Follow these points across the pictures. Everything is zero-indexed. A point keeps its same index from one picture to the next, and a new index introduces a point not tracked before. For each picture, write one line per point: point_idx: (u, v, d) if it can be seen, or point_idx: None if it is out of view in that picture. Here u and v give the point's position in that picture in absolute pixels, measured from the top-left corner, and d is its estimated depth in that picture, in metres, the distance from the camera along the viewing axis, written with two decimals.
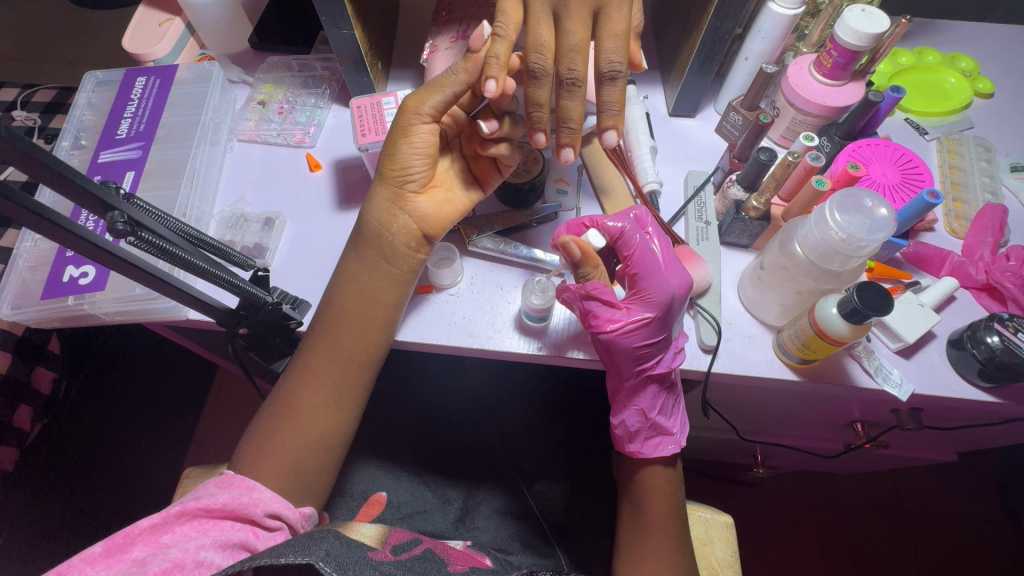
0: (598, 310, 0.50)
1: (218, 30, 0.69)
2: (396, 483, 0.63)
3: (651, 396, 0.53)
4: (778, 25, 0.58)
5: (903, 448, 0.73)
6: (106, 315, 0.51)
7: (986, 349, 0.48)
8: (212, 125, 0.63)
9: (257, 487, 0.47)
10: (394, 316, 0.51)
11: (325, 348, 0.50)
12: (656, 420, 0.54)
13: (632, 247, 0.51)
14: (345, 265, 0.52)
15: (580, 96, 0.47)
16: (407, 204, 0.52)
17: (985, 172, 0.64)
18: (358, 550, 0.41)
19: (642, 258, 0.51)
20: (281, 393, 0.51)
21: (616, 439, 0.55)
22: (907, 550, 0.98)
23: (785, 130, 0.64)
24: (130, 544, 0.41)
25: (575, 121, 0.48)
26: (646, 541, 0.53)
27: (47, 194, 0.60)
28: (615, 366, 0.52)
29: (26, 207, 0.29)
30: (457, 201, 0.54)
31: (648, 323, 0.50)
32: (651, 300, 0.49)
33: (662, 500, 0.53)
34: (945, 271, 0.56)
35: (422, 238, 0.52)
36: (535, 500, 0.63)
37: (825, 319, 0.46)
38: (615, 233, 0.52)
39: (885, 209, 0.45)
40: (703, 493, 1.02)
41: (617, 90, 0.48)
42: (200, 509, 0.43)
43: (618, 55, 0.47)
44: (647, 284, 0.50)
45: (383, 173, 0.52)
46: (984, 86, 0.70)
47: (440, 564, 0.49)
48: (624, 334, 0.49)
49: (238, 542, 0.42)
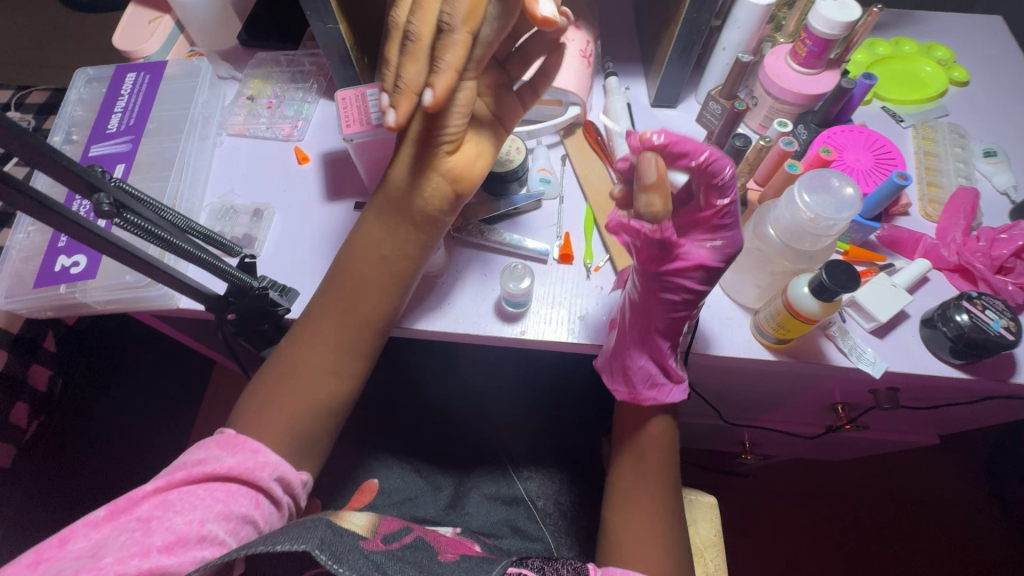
0: (662, 251, 0.45)
1: (206, 27, 0.70)
2: (387, 470, 0.64)
3: (676, 343, 0.52)
4: (753, 16, 0.59)
5: (885, 430, 0.74)
6: (99, 304, 0.52)
7: (956, 326, 0.50)
8: (200, 119, 0.64)
9: (262, 450, 0.47)
10: (408, 285, 0.52)
11: (327, 323, 0.51)
12: (671, 366, 0.54)
13: (727, 195, 0.44)
14: (366, 224, 0.52)
15: (413, 57, 0.44)
16: (439, 165, 0.49)
17: (960, 158, 0.65)
18: (348, 538, 0.42)
19: (733, 212, 0.45)
20: (264, 384, 0.50)
21: (630, 382, 0.55)
22: (897, 536, 0.99)
23: (762, 119, 0.65)
24: (134, 506, 0.42)
25: (410, 82, 0.44)
26: (631, 498, 0.54)
27: (41, 180, 0.62)
28: (654, 309, 0.50)
29: (20, 191, 0.31)
30: (488, 151, 0.51)
31: (709, 271, 0.46)
32: (724, 252, 0.46)
33: (656, 448, 0.56)
34: (919, 253, 0.58)
35: (456, 197, 0.50)
36: (524, 485, 0.64)
37: (796, 299, 0.47)
38: (713, 173, 0.43)
39: (851, 187, 0.46)
40: (693, 481, 1.04)
41: (455, 47, 0.43)
42: (205, 474, 0.44)
43: (452, 6, 0.42)
44: (729, 235, 0.45)
45: (407, 138, 0.50)
46: (959, 74, 0.72)
47: (429, 552, 0.49)
48: (681, 275, 0.46)
49: (241, 514, 0.43)
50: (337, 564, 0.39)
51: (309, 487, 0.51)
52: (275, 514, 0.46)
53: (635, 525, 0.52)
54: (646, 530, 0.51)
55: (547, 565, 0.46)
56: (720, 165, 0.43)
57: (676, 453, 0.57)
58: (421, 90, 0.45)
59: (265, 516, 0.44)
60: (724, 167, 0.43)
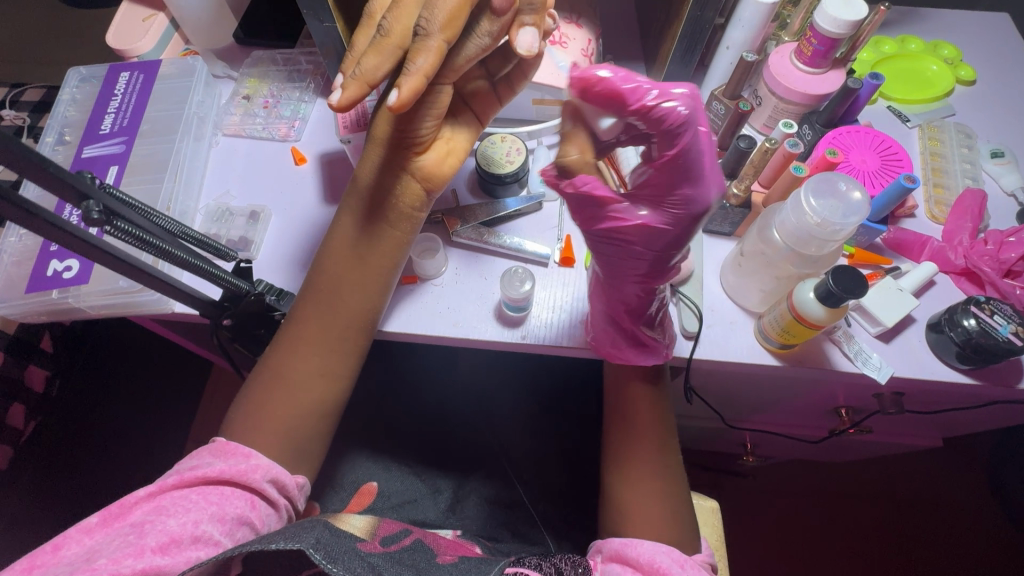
0: (592, 210, 0.41)
1: (202, 25, 0.69)
2: (386, 473, 0.63)
3: (645, 311, 0.49)
4: (757, 14, 0.58)
5: (888, 433, 0.74)
6: (92, 309, 0.51)
7: (963, 331, 0.49)
8: (196, 120, 0.63)
9: (254, 454, 0.46)
10: (387, 281, 0.50)
11: (314, 323, 0.49)
12: (640, 336, 0.51)
13: (678, 144, 0.37)
14: (339, 225, 0.50)
15: (377, 50, 0.41)
16: (410, 165, 0.48)
17: (966, 158, 0.64)
18: (346, 541, 0.40)
19: (683, 164, 0.38)
20: (256, 391, 0.49)
21: (601, 344, 0.52)
22: (898, 537, 0.99)
23: (767, 119, 0.64)
24: (127, 512, 0.41)
25: (368, 73, 0.41)
26: (633, 471, 0.52)
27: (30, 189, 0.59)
28: (618, 275, 0.46)
29: (10, 201, 0.30)
30: (459, 147, 0.50)
31: (654, 233, 0.41)
32: (672, 212, 0.39)
33: (648, 415, 0.54)
34: (925, 256, 0.57)
35: (427, 196, 0.49)
36: (525, 489, 0.63)
37: (802, 303, 0.47)
38: (655, 120, 0.37)
39: (858, 192, 0.46)
40: (694, 482, 1.03)
41: (427, 52, 0.39)
42: (197, 478, 0.43)
43: (430, 12, 0.38)
44: (679, 191, 0.38)
45: (376, 138, 0.48)
46: (966, 73, 0.70)
47: (428, 555, 0.48)
48: (620, 234, 0.41)
49: (236, 515, 0.42)
50: (331, 564, 0.37)
51: (305, 490, 0.49)
52: (272, 515, 0.44)
53: (637, 497, 0.51)
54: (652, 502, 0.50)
55: (544, 562, 0.46)
56: (662, 111, 0.36)
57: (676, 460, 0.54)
58: (377, 85, 0.41)
59: (262, 517, 0.43)
60: (668, 114, 0.36)
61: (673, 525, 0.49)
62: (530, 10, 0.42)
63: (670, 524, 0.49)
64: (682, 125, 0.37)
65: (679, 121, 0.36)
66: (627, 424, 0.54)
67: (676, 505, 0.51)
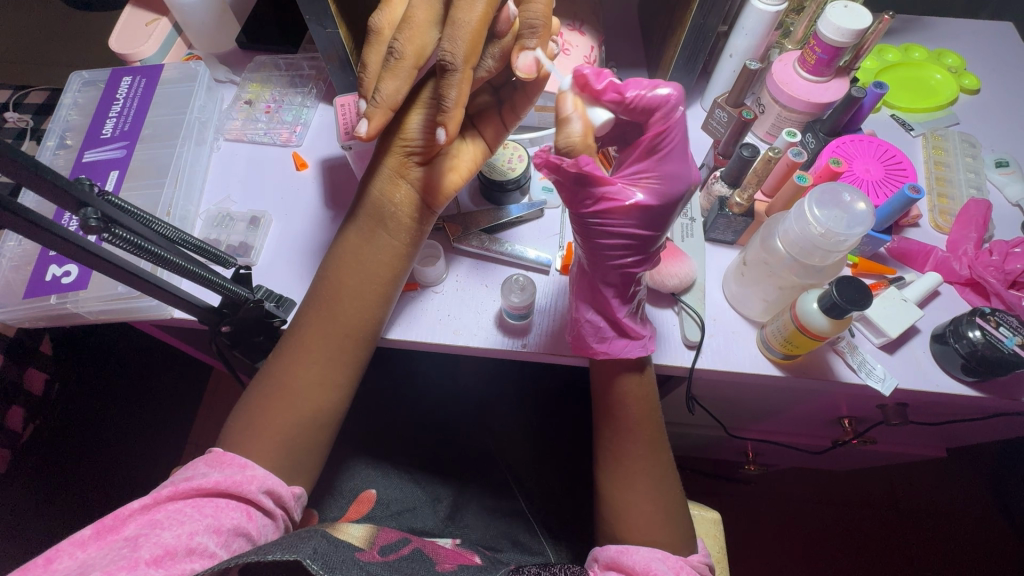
0: (585, 190, 0.40)
1: (204, 29, 0.69)
2: (385, 479, 0.62)
3: (625, 300, 0.48)
4: (761, 22, 0.58)
5: (893, 444, 0.73)
6: (90, 314, 0.51)
7: (969, 343, 0.48)
8: (197, 124, 0.63)
9: (250, 465, 0.45)
10: (391, 294, 0.50)
11: (318, 326, 0.48)
12: (626, 325, 0.49)
13: (669, 122, 0.39)
14: (344, 236, 0.50)
15: (393, 74, 0.41)
16: (418, 179, 0.48)
17: (971, 168, 0.64)
18: (345, 550, 0.38)
19: (667, 146, 0.39)
20: (254, 399, 0.49)
21: (579, 338, 0.50)
22: (902, 548, 0.98)
23: (771, 126, 0.64)
24: (122, 526, 0.38)
25: (384, 98, 0.41)
26: (626, 469, 0.51)
27: (29, 195, 0.59)
28: (598, 254, 0.45)
29: (11, 211, 0.30)
30: (466, 164, 0.50)
31: (644, 213, 0.41)
32: (661, 188, 0.40)
33: (638, 402, 0.51)
34: (929, 266, 0.57)
35: (432, 210, 0.50)
36: (527, 500, 0.62)
37: (805, 314, 0.46)
38: (648, 107, 0.39)
39: (863, 202, 0.46)
40: (697, 491, 1.02)
41: (456, 86, 0.39)
42: (191, 489, 0.41)
43: (454, 45, 0.39)
44: (668, 167, 0.40)
45: (384, 144, 0.49)
46: (970, 81, 0.70)
47: (428, 564, 0.46)
48: (612, 215, 0.41)
49: (232, 527, 0.40)
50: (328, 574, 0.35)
51: (303, 500, 0.49)
52: (268, 526, 0.43)
53: (631, 496, 0.50)
54: (646, 501, 0.49)
55: (544, 570, 0.45)
56: (650, 100, 0.39)
57: (673, 469, 0.52)
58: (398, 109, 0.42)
59: (259, 528, 0.42)
60: (654, 103, 0.39)
61: (669, 528, 0.49)
62: (532, 35, 0.42)
63: (664, 526, 0.48)
64: (667, 111, 0.39)
65: (663, 109, 0.39)
66: (613, 415, 0.52)
67: (672, 504, 0.50)
